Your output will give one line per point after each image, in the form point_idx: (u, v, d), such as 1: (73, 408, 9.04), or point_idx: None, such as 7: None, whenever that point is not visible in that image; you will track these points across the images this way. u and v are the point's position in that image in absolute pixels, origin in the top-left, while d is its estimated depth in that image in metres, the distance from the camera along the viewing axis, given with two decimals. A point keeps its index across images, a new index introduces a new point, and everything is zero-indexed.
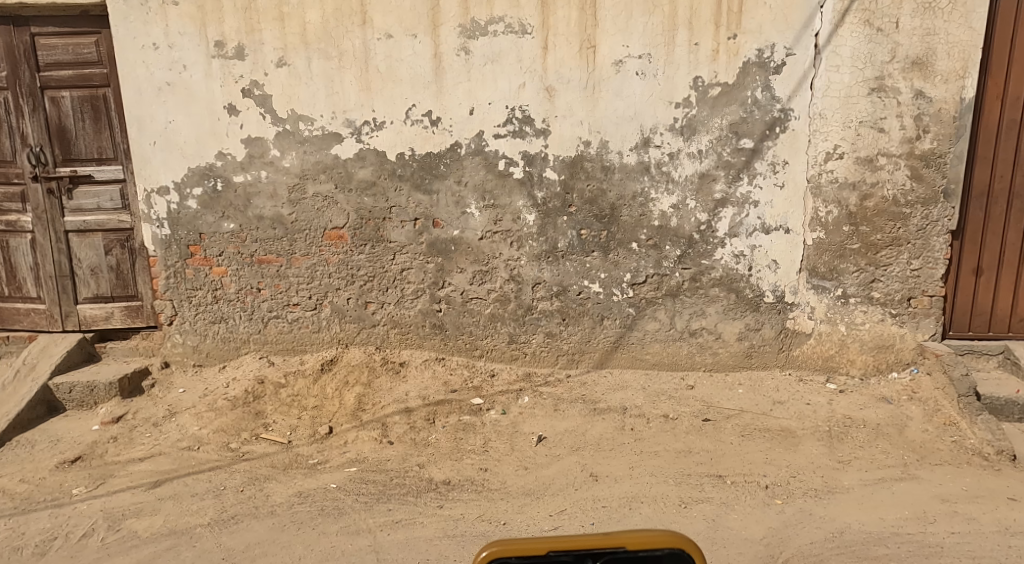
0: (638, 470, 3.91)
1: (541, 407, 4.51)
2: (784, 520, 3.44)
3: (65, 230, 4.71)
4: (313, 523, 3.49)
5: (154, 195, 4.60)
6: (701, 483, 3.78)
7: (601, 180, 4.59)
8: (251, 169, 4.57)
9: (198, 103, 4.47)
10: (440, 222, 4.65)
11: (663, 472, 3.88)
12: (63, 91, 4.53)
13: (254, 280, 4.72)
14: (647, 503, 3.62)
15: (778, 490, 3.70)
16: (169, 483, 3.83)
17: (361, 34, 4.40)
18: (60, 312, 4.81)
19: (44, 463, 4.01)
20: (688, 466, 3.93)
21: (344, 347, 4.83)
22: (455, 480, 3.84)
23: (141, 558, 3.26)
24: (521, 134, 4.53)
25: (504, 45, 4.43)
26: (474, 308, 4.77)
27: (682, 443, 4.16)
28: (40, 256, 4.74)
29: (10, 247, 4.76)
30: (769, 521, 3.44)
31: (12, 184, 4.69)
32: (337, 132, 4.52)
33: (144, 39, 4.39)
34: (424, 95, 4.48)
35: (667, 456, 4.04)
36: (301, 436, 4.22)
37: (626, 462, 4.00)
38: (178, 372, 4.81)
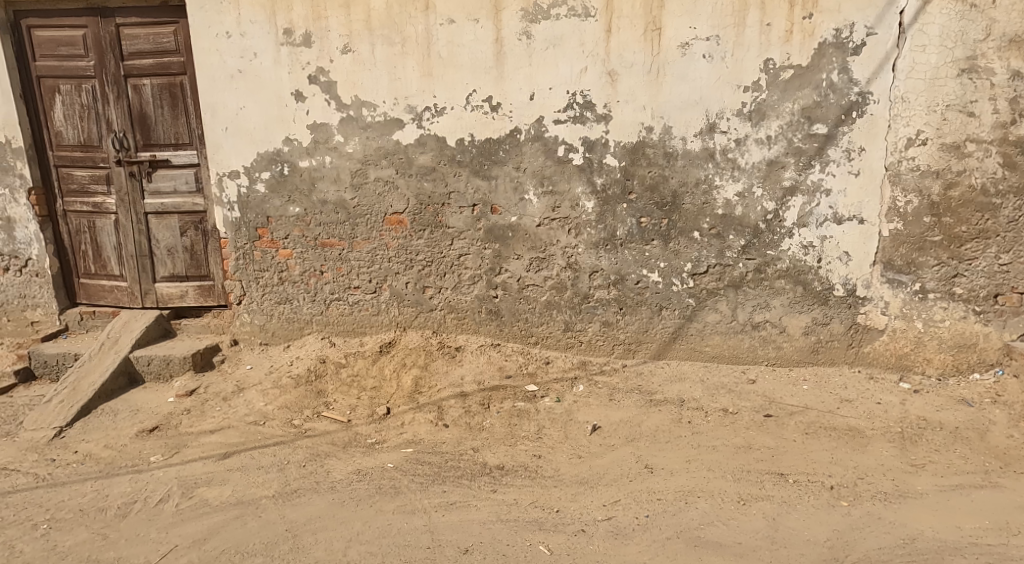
0: (695, 463, 3.84)
1: (597, 396, 4.49)
2: (849, 523, 3.31)
3: (145, 213, 4.94)
4: (371, 500, 3.59)
5: (225, 178, 4.77)
6: (761, 480, 3.67)
7: (663, 167, 4.49)
8: (317, 155, 4.68)
9: (267, 90, 4.60)
10: (498, 208, 4.66)
11: (721, 467, 3.80)
12: (144, 79, 4.74)
13: (318, 263, 4.85)
14: (704, 499, 3.54)
15: (843, 491, 3.56)
16: (237, 455, 4.01)
17: (424, 20, 4.43)
18: (139, 289, 5.07)
19: (125, 430, 4.26)
20: (747, 462, 3.83)
21: (402, 330, 4.91)
22: (509, 466, 3.87)
23: (212, 525, 3.43)
24: (581, 119, 4.47)
25: (566, 28, 4.37)
26: (530, 295, 4.76)
27: (742, 439, 4.04)
28: (122, 236, 5.01)
29: (96, 228, 5.04)
30: (833, 523, 3.32)
31: (97, 167, 4.94)
32: (399, 117, 4.58)
33: (218, 28, 4.54)
34: (485, 80, 4.48)
35: (726, 450, 3.95)
36: (360, 415, 4.34)
37: (682, 455, 3.93)
38: (247, 349, 5.00)
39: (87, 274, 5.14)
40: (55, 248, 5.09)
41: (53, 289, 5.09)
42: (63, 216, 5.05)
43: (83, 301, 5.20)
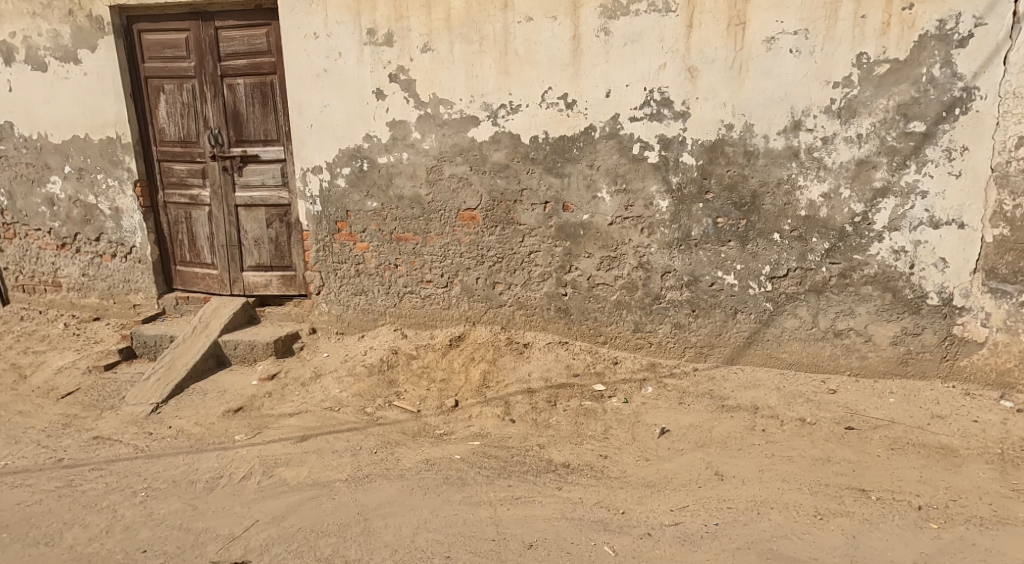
0: (768, 474, 3.70)
1: (666, 399, 4.41)
2: (938, 547, 3.10)
3: (235, 205, 5.22)
4: (438, 490, 3.67)
5: (309, 173, 4.97)
6: (840, 495, 3.50)
7: (742, 166, 4.35)
8: (395, 151, 4.81)
9: (351, 88, 4.76)
10: (570, 205, 4.64)
11: (796, 479, 3.65)
12: (238, 79, 5.01)
13: (393, 256, 4.98)
14: (778, 510, 3.41)
15: (932, 513, 3.35)
16: (313, 439, 4.19)
17: (502, 18, 4.47)
18: (228, 277, 5.37)
19: (214, 409, 4.53)
20: (825, 476, 3.66)
21: (472, 324, 4.98)
22: (575, 464, 3.86)
23: (289, 503, 3.61)
24: (658, 117, 4.39)
25: (645, 24, 4.30)
26: (600, 294, 4.72)
27: (820, 451, 3.87)
28: (214, 227, 5.32)
29: (192, 218, 5.38)
30: (920, 545, 3.12)
31: (194, 162, 5.27)
32: (474, 115, 4.64)
33: (306, 29, 4.74)
34: (561, 78, 4.47)
35: (803, 462, 3.79)
36: (429, 406, 4.43)
37: (755, 464, 3.80)
38: (324, 338, 5.20)
39: (183, 262, 5.50)
40: (155, 237, 5.47)
41: (153, 275, 5.47)
42: (163, 207, 5.42)
43: (179, 287, 5.56)
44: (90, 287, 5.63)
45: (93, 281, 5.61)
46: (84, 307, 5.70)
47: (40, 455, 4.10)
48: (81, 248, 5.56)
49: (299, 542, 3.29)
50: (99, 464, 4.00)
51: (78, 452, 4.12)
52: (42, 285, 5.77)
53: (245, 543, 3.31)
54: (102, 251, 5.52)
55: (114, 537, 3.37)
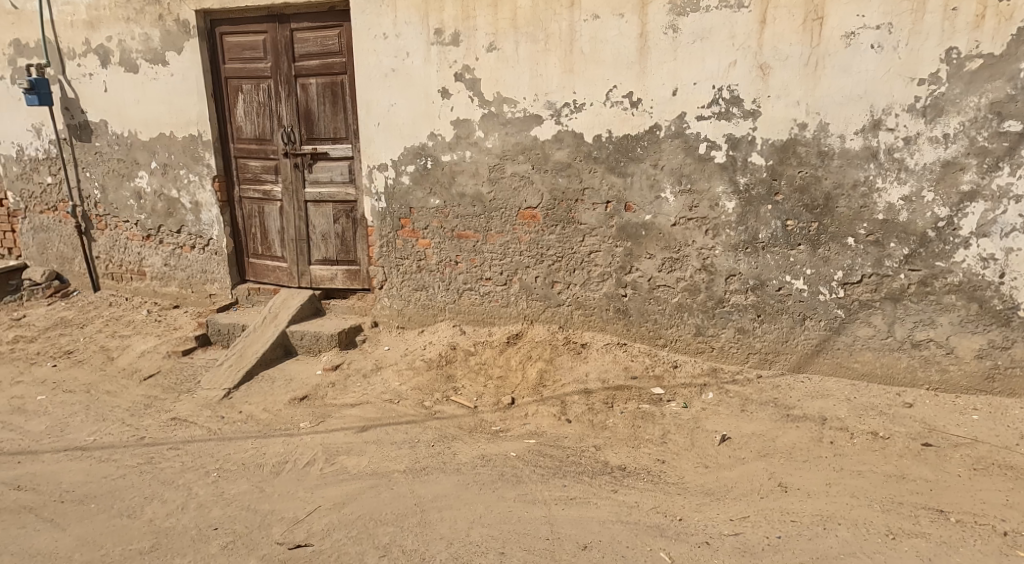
0: (836, 488, 3.54)
1: (727, 405, 4.29)
2: None
3: (304, 200, 5.41)
4: (494, 486, 3.70)
5: (375, 171, 5.10)
6: (915, 514, 3.31)
7: (816, 167, 4.17)
8: (458, 149, 4.87)
9: (417, 87, 4.85)
10: (632, 205, 4.58)
11: (867, 496, 3.47)
12: (311, 79, 5.18)
13: (453, 253, 5.05)
14: (846, 526, 3.25)
15: (1019, 539, 3.12)
16: (373, 429, 4.30)
17: (568, 16, 4.45)
18: (297, 270, 5.57)
19: (281, 397, 4.72)
20: (899, 494, 3.47)
21: (530, 322, 4.99)
22: (631, 468, 3.81)
23: (349, 491, 3.72)
24: (726, 116, 4.27)
25: (715, 20, 4.18)
26: (661, 296, 4.64)
27: (894, 467, 3.67)
28: (285, 221, 5.53)
29: (264, 213, 5.61)
30: None
31: (268, 159, 5.49)
32: (538, 114, 4.64)
33: (376, 30, 4.85)
34: (626, 76, 4.41)
35: (874, 477, 3.61)
36: (486, 403, 4.47)
37: (822, 477, 3.64)
38: (385, 331, 5.33)
39: (255, 255, 5.74)
40: (231, 230, 5.73)
41: (228, 267, 5.74)
42: (239, 202, 5.67)
43: (251, 279, 5.81)
44: (171, 277, 5.96)
45: (174, 271, 5.94)
46: (165, 295, 6.04)
47: (124, 433, 4.37)
48: (164, 239, 5.89)
49: (358, 529, 3.39)
50: (176, 444, 4.23)
51: (157, 432, 4.37)
52: (129, 274, 6.15)
53: (307, 527, 3.43)
54: (183, 243, 5.83)
55: (188, 514, 3.56)
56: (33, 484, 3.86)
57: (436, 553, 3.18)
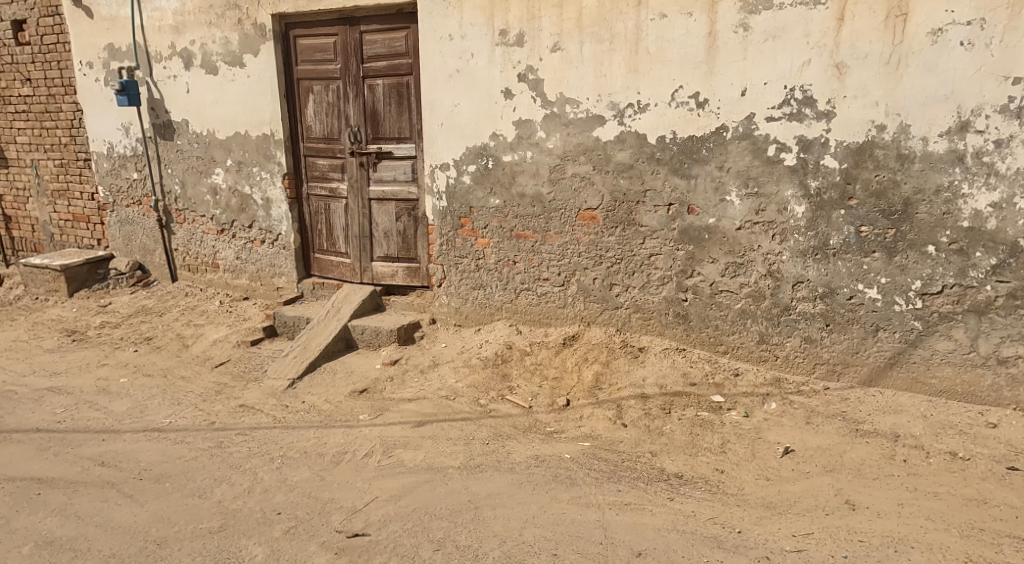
0: (909, 509, 3.36)
1: (791, 417, 4.14)
2: None
3: (368, 198, 5.55)
4: (547, 486, 3.69)
5: (437, 170, 5.17)
6: (997, 542, 3.10)
7: (894, 170, 3.97)
8: (519, 150, 4.88)
9: (481, 88, 4.89)
10: (695, 208, 4.49)
11: (943, 519, 3.27)
12: (378, 80, 5.30)
13: (512, 253, 5.06)
14: (919, 550, 3.07)
15: None
16: (429, 425, 4.37)
17: (634, 16, 4.39)
18: (360, 266, 5.72)
19: (341, 389, 4.85)
20: (979, 519, 3.26)
21: (587, 324, 4.95)
22: (689, 476, 3.73)
23: (405, 484, 3.78)
24: (798, 116, 4.12)
25: (790, 18, 4.04)
26: (723, 301, 4.53)
27: (974, 491, 3.45)
28: (349, 218, 5.68)
29: (330, 210, 5.78)
30: None
31: (335, 157, 5.65)
32: (601, 114, 4.60)
33: (442, 31, 4.92)
34: (693, 76, 4.32)
35: (952, 501, 3.40)
36: (541, 403, 4.47)
37: (893, 497, 3.46)
38: (443, 328, 5.40)
39: (321, 250, 5.92)
40: (298, 226, 5.93)
41: (295, 261, 5.95)
42: (306, 199, 5.86)
43: (316, 273, 6.01)
44: (242, 270, 6.23)
45: (245, 264, 6.19)
46: (236, 287, 6.31)
47: (196, 417, 4.59)
48: (237, 234, 6.16)
49: (413, 522, 3.45)
50: (244, 430, 4.41)
51: (227, 417, 4.58)
52: (204, 266, 6.46)
53: (365, 517, 3.51)
54: (254, 237, 6.07)
55: (253, 497, 3.71)
56: (114, 462, 4.11)
57: (489, 550, 3.21)
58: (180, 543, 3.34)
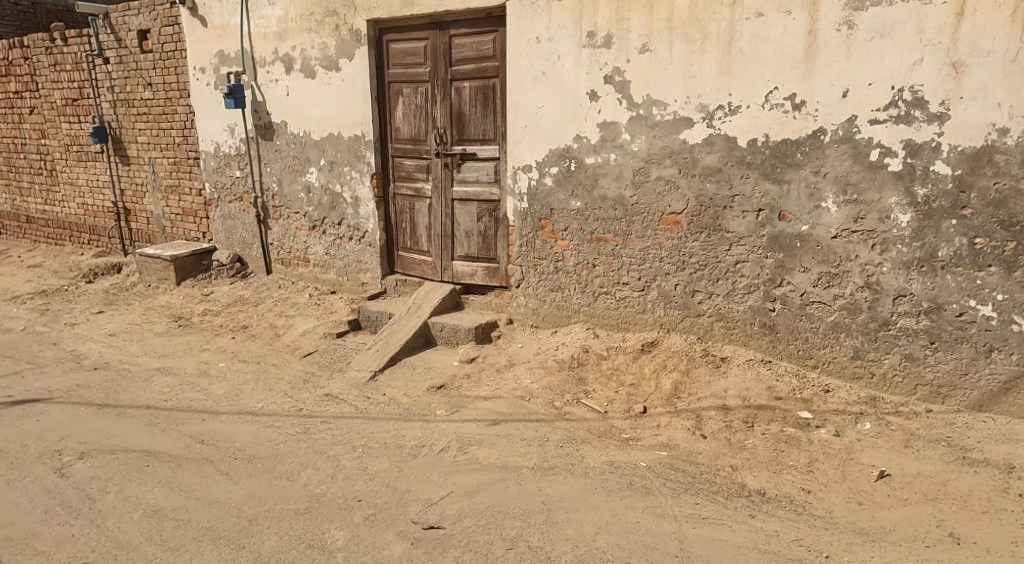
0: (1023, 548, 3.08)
1: (888, 439, 3.89)
2: None
3: (452, 198, 5.64)
4: (621, 494, 3.63)
5: (519, 172, 5.20)
6: None
7: (1016, 178, 3.67)
8: (603, 152, 4.83)
9: (566, 90, 4.87)
10: (787, 214, 4.30)
11: None
12: (465, 83, 5.39)
13: (591, 256, 5.02)
14: None
15: None
16: (504, 424, 4.40)
17: (728, 15, 4.26)
18: (441, 264, 5.82)
19: (419, 384, 4.96)
20: None
21: (667, 331, 4.85)
22: (772, 494, 3.57)
23: (480, 481, 3.82)
24: (906, 119, 3.87)
25: (900, 14, 3.80)
26: (814, 313, 4.33)
27: None
28: (432, 218, 5.80)
29: (414, 209, 5.92)
30: None
31: (421, 158, 5.78)
32: (689, 116, 4.48)
33: (530, 33, 4.94)
34: (790, 77, 4.14)
35: None
36: (617, 409, 4.42)
37: (1005, 533, 3.19)
38: (520, 329, 5.42)
39: (404, 248, 6.08)
40: (384, 224, 6.11)
41: (380, 258, 6.13)
42: (393, 198, 6.03)
43: (399, 271, 6.17)
44: (330, 265, 6.48)
45: (333, 260, 6.44)
46: (325, 281, 6.57)
47: (285, 403, 4.82)
48: (327, 230, 6.41)
49: (486, 519, 3.48)
50: (328, 418, 4.59)
51: (313, 405, 4.78)
52: (296, 260, 6.76)
53: (440, 511, 3.58)
54: (343, 234, 6.30)
55: (336, 483, 3.85)
56: (213, 440, 4.37)
57: (562, 553, 3.20)
58: (269, 522, 3.51)
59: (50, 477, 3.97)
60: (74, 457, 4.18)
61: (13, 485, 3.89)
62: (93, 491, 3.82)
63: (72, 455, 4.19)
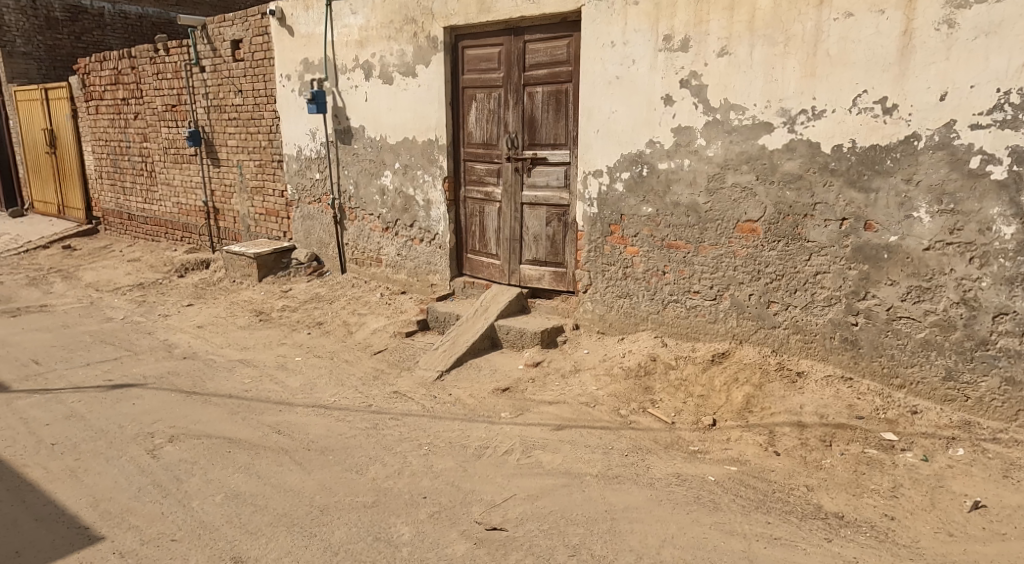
0: None
1: (982, 468, 3.66)
2: None
3: (521, 203, 5.65)
4: (688, 507, 3.54)
5: (590, 176, 5.16)
6: None
7: None
8: (676, 157, 4.74)
9: (640, 95, 4.81)
10: (873, 224, 4.12)
11: None
12: (538, 88, 5.39)
13: (662, 263, 4.94)
14: None
15: None
16: (569, 429, 4.37)
17: (815, 16, 4.12)
18: (509, 268, 5.84)
19: (484, 385, 4.99)
20: None
21: (739, 342, 4.72)
22: (851, 518, 3.41)
23: (544, 486, 3.80)
24: (1012, 124, 3.63)
25: (1008, 12, 3.59)
26: (901, 329, 4.12)
27: None
28: (502, 221, 5.82)
29: (484, 212, 5.96)
30: None
31: (491, 162, 5.81)
32: (769, 121, 4.35)
33: (605, 38, 4.90)
34: (881, 79, 3.97)
35: None
36: (684, 420, 4.32)
37: None
38: (586, 335, 5.38)
39: (473, 251, 6.13)
40: (454, 226, 6.18)
41: (449, 260, 6.20)
42: (464, 201, 6.09)
43: (467, 273, 6.23)
44: (401, 265, 6.60)
45: (405, 261, 6.55)
46: (395, 281, 6.69)
47: (355, 399, 4.93)
48: (399, 232, 6.53)
49: (549, 524, 3.46)
50: (396, 416, 4.66)
51: (382, 402, 4.86)
52: (369, 260, 6.91)
53: (503, 513, 3.58)
54: (414, 236, 6.41)
55: (403, 479, 3.91)
56: (289, 431, 4.50)
57: None
58: (339, 513, 3.59)
59: (144, 457, 4.17)
60: (165, 440, 4.38)
61: (110, 463, 4.11)
62: (180, 472, 4.00)
63: (163, 438, 4.40)
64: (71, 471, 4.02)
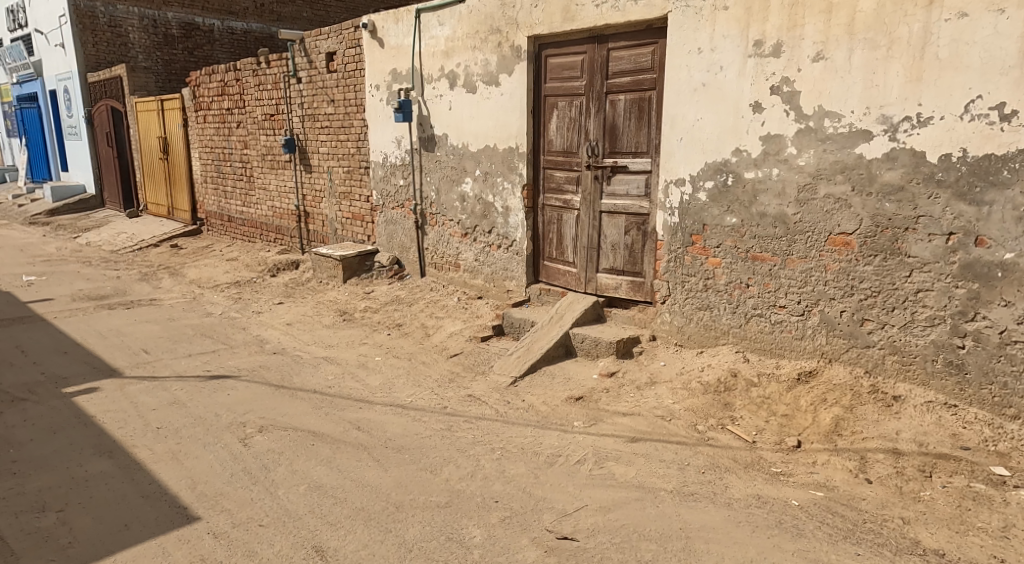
0: None
1: None
2: None
3: (601, 211, 5.60)
4: (769, 531, 3.40)
5: (672, 185, 5.06)
6: None
7: None
8: (764, 166, 4.59)
9: (727, 102, 4.68)
10: (985, 240, 3.86)
11: None
12: (620, 95, 5.34)
13: (745, 275, 4.79)
14: None
15: None
16: (643, 442, 4.28)
17: (923, 17, 3.91)
18: (586, 276, 5.79)
19: (557, 393, 4.96)
20: None
21: (828, 361, 4.51)
22: (954, 556, 3.19)
23: (617, 498, 3.73)
24: None
25: None
26: (1015, 354, 3.84)
27: None
28: (581, 228, 5.78)
29: (562, 220, 5.94)
30: None
31: (572, 170, 5.79)
32: (868, 129, 4.15)
33: (691, 45, 4.80)
34: (997, 84, 3.72)
35: None
36: (766, 440, 4.16)
37: None
38: (663, 346, 5.26)
39: (550, 258, 6.12)
40: (532, 233, 6.19)
41: (526, 266, 6.21)
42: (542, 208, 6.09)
43: (543, 280, 6.22)
44: (479, 271, 6.65)
45: (482, 266, 6.61)
46: (472, 286, 6.75)
47: (431, 400, 4.99)
48: (478, 238, 6.59)
49: (622, 538, 3.40)
50: (471, 419, 4.69)
51: (457, 405, 4.90)
52: (448, 265, 7.00)
53: (574, 522, 3.54)
54: (492, 242, 6.45)
55: (476, 482, 3.92)
56: (368, 428, 4.60)
57: None
58: (416, 510, 3.63)
59: (236, 445, 4.35)
60: (255, 430, 4.56)
61: (207, 448, 4.31)
62: (268, 461, 4.15)
63: (253, 428, 4.58)
64: (173, 453, 4.24)
